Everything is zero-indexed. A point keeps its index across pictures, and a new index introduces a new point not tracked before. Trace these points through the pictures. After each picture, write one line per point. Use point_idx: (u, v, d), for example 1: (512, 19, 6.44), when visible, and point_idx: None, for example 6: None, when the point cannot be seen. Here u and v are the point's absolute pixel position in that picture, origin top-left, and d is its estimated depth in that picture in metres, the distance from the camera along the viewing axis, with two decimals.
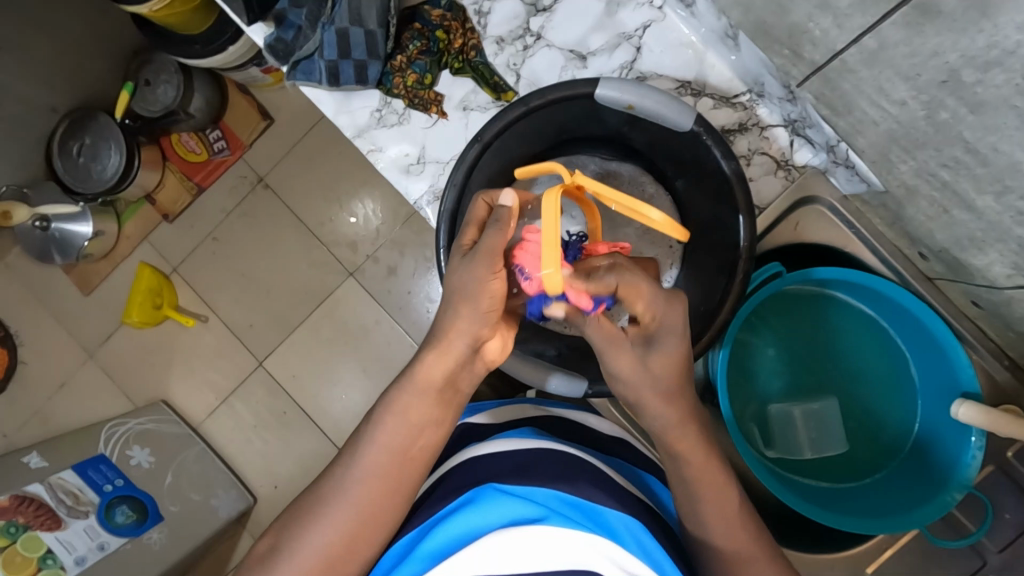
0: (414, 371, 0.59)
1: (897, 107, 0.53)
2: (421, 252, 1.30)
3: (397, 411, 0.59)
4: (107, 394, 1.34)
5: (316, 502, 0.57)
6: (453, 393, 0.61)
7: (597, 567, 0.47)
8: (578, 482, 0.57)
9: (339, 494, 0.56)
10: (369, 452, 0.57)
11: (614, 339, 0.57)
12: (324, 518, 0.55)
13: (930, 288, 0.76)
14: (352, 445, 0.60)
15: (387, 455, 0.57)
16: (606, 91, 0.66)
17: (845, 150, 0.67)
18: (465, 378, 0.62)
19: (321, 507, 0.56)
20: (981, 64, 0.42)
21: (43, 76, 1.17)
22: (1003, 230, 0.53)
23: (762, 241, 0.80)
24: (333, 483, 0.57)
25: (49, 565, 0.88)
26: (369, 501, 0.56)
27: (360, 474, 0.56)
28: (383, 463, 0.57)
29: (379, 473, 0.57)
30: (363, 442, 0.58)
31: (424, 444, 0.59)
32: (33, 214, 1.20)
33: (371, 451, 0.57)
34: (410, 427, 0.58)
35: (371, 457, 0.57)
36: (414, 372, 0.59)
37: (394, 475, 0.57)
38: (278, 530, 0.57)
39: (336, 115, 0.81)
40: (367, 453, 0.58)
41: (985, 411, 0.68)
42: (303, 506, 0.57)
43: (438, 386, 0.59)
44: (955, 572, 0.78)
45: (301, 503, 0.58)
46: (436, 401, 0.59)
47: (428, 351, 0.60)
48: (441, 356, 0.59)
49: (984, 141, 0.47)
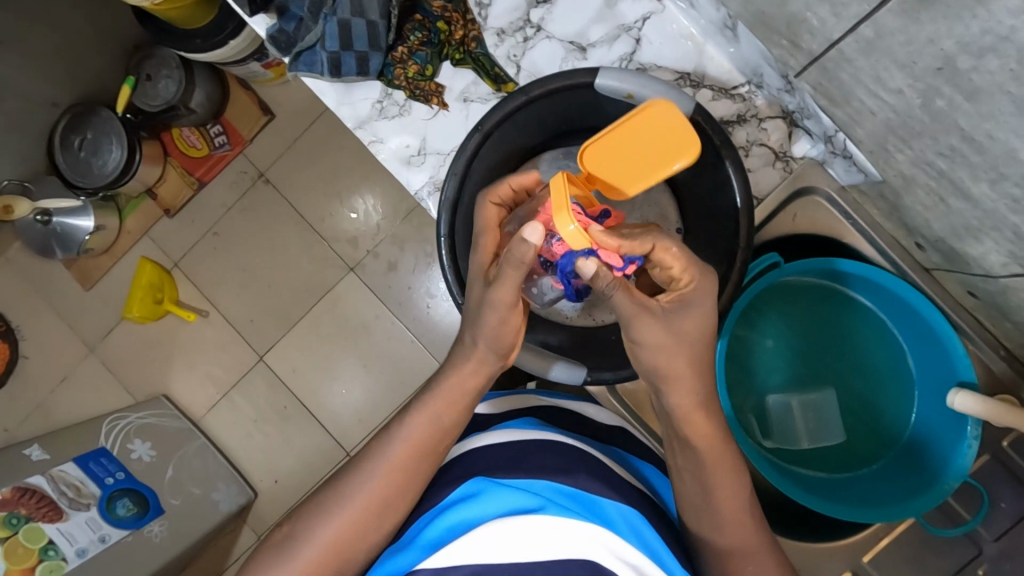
0: (445, 380, 0.61)
1: (894, 96, 0.54)
2: (421, 248, 1.31)
3: (427, 412, 0.60)
4: (108, 388, 1.35)
5: (338, 493, 0.57)
6: (479, 402, 0.62)
7: (596, 556, 0.48)
8: (575, 474, 0.57)
9: (356, 485, 0.57)
10: (397, 449, 0.58)
11: (643, 307, 0.55)
12: (338, 506, 0.56)
13: (928, 279, 0.76)
14: (376, 442, 0.61)
15: (419, 458, 0.58)
16: (606, 81, 0.66)
17: (843, 141, 0.67)
18: (489, 388, 0.63)
19: (332, 499, 0.57)
20: (975, 51, 0.42)
21: (43, 69, 1.17)
22: (998, 218, 0.54)
23: (760, 233, 0.81)
24: (356, 476, 0.58)
25: (50, 557, 0.89)
26: (394, 499, 0.57)
27: (387, 470, 0.57)
28: (410, 465, 0.58)
29: (404, 473, 0.58)
30: (388, 439, 0.59)
31: (451, 450, 0.61)
32: (35, 207, 1.21)
33: (401, 449, 0.58)
34: (440, 432, 0.60)
35: (400, 455, 0.58)
36: (446, 380, 0.61)
37: (421, 475, 0.58)
38: (295, 519, 0.57)
39: (338, 105, 0.82)
40: (396, 450, 0.58)
41: (983, 402, 0.69)
42: (318, 497, 0.58)
43: (468, 396, 0.61)
44: (952, 561, 0.79)
45: (320, 493, 0.58)
46: (465, 411, 0.61)
47: (460, 360, 0.61)
48: (472, 369, 0.61)
49: (979, 128, 0.48)
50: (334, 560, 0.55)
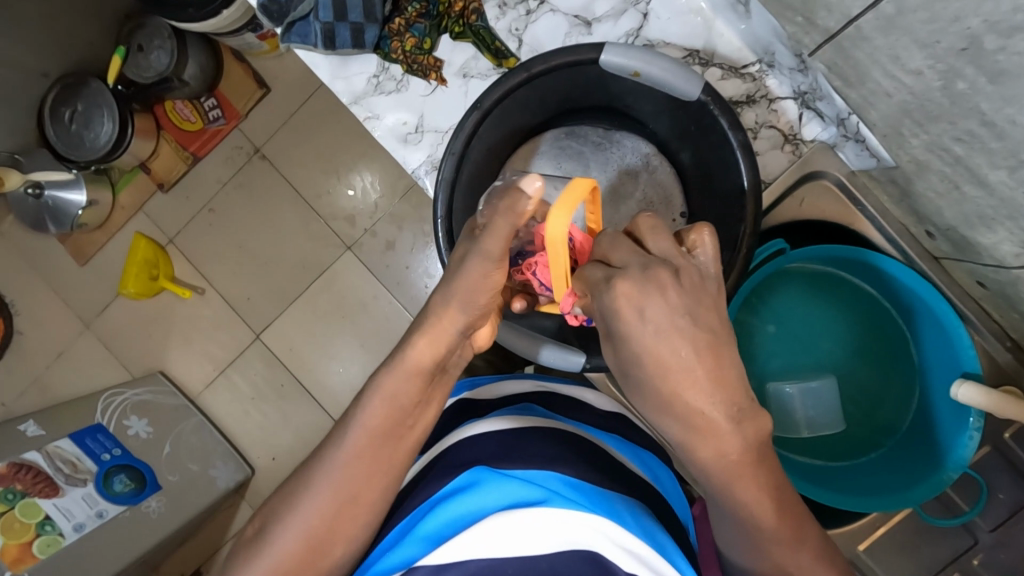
0: (401, 357, 0.56)
1: (912, 77, 0.51)
2: (419, 226, 1.29)
3: (384, 395, 0.56)
4: (105, 363, 1.34)
5: (301, 484, 0.55)
6: (441, 374, 0.58)
7: (597, 546, 0.48)
8: (577, 465, 0.56)
9: (321, 480, 0.54)
10: (355, 433, 0.55)
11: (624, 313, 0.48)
12: (307, 503, 0.53)
13: (935, 268, 0.75)
14: (338, 427, 0.57)
15: (377, 433, 0.55)
16: (611, 58, 0.63)
17: (856, 123, 0.65)
18: (453, 357, 0.60)
19: (300, 493, 0.54)
20: (1005, 30, 0.40)
21: (31, 38, 1.13)
22: (1015, 206, 0.52)
23: (767, 216, 0.79)
24: (317, 466, 0.55)
25: (47, 531, 0.89)
26: (355, 482, 0.54)
27: (348, 454, 0.54)
28: (365, 447, 0.55)
29: (366, 453, 0.55)
30: (347, 425, 0.56)
31: (412, 426, 0.57)
32: (26, 180, 1.18)
33: (358, 430, 0.55)
34: (396, 408, 0.56)
35: (357, 435, 0.55)
36: (398, 358, 0.56)
37: (377, 454, 0.55)
38: (267, 512, 0.56)
39: (333, 80, 0.79)
40: (352, 434, 0.55)
41: (987, 394, 0.67)
42: (289, 490, 0.56)
43: (423, 370, 0.56)
44: (945, 550, 0.79)
45: (287, 485, 0.56)
46: (423, 383, 0.57)
47: (417, 335, 0.56)
48: (433, 342, 0.56)
49: (1001, 112, 0.45)
50: (304, 551, 0.53)
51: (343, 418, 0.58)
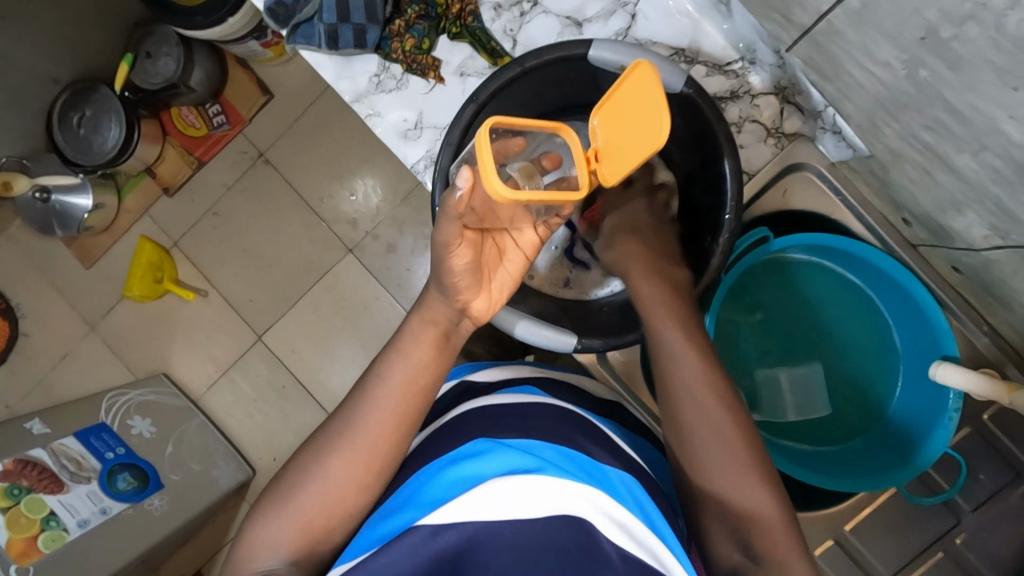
0: (404, 332, 0.62)
1: (881, 67, 0.54)
2: (420, 230, 1.32)
3: (391, 366, 0.61)
4: (108, 365, 1.37)
5: (319, 450, 0.59)
6: (447, 342, 0.63)
7: (585, 515, 0.50)
8: (576, 440, 0.59)
9: (337, 445, 0.58)
10: (368, 402, 0.59)
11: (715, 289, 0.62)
12: (325, 466, 0.57)
13: (913, 255, 0.78)
14: (352, 397, 0.61)
15: (386, 404, 0.59)
16: (600, 53, 0.67)
17: (833, 115, 0.68)
18: (457, 333, 0.64)
19: (318, 458, 0.58)
20: (958, 19, 0.43)
21: (42, 45, 1.17)
22: (981, 189, 0.55)
23: (748, 210, 0.82)
24: (333, 433, 0.59)
25: (52, 527, 0.91)
26: (366, 448, 0.58)
27: (365, 421, 0.58)
28: (375, 414, 0.59)
29: (381, 420, 0.59)
30: (358, 396, 0.60)
31: (417, 402, 0.60)
32: (34, 184, 1.22)
33: (373, 397, 0.59)
34: (407, 378, 0.60)
35: (371, 407, 0.59)
36: (405, 333, 0.62)
37: (387, 421, 0.59)
38: (284, 476, 0.59)
39: (337, 79, 0.82)
40: (363, 404, 0.59)
41: (967, 373, 0.70)
42: (306, 456, 0.59)
43: (423, 341, 0.61)
44: (930, 532, 0.81)
45: (304, 451, 0.60)
46: (426, 356, 0.61)
47: (422, 306, 0.63)
48: (426, 315, 0.62)
49: (962, 98, 0.48)
50: (321, 510, 0.56)
51: (356, 389, 0.62)
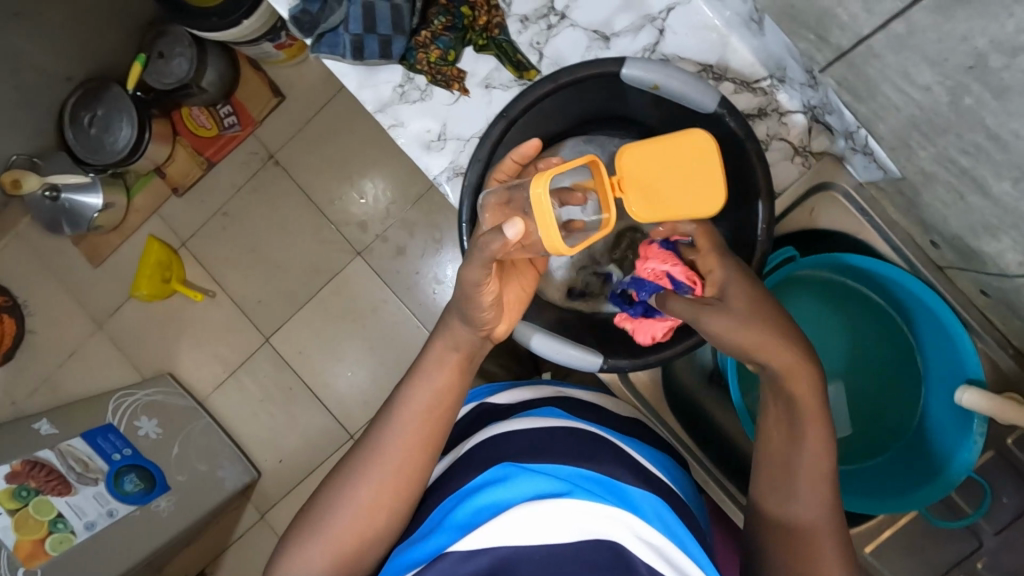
0: (425, 356, 0.61)
1: (921, 92, 0.54)
2: (430, 233, 1.31)
3: (413, 391, 0.60)
4: (115, 364, 1.36)
5: (344, 476, 0.59)
6: (470, 365, 0.62)
7: (618, 537, 0.50)
8: (602, 463, 0.59)
9: (361, 473, 0.58)
10: (392, 429, 0.59)
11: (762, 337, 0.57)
12: (351, 493, 0.57)
13: (940, 278, 0.77)
14: (376, 422, 0.61)
15: (410, 431, 0.59)
16: (632, 71, 0.66)
17: (865, 136, 0.68)
18: (478, 352, 0.63)
19: (344, 486, 0.58)
20: (1009, 50, 0.42)
21: (56, 43, 1.16)
22: (1018, 216, 0.55)
23: (776, 226, 0.82)
24: (358, 460, 0.59)
25: (59, 529, 0.91)
26: (391, 474, 0.57)
27: (391, 445, 0.58)
28: (400, 441, 0.58)
29: (408, 443, 0.58)
30: (382, 421, 0.60)
31: (440, 425, 0.60)
32: (43, 183, 1.23)
33: (397, 423, 0.59)
34: (431, 403, 0.59)
35: (395, 434, 0.58)
36: (427, 356, 0.61)
37: (411, 448, 0.58)
38: (312, 504, 0.59)
39: (359, 89, 0.82)
40: (387, 430, 0.59)
41: (990, 399, 0.69)
42: (333, 483, 0.59)
43: (444, 366, 0.60)
44: (949, 553, 0.81)
45: (332, 477, 0.60)
46: (447, 381, 0.60)
47: (442, 330, 0.61)
48: (450, 340, 0.61)
49: (1005, 126, 0.48)
50: (350, 538, 0.56)
51: (380, 414, 0.61)
